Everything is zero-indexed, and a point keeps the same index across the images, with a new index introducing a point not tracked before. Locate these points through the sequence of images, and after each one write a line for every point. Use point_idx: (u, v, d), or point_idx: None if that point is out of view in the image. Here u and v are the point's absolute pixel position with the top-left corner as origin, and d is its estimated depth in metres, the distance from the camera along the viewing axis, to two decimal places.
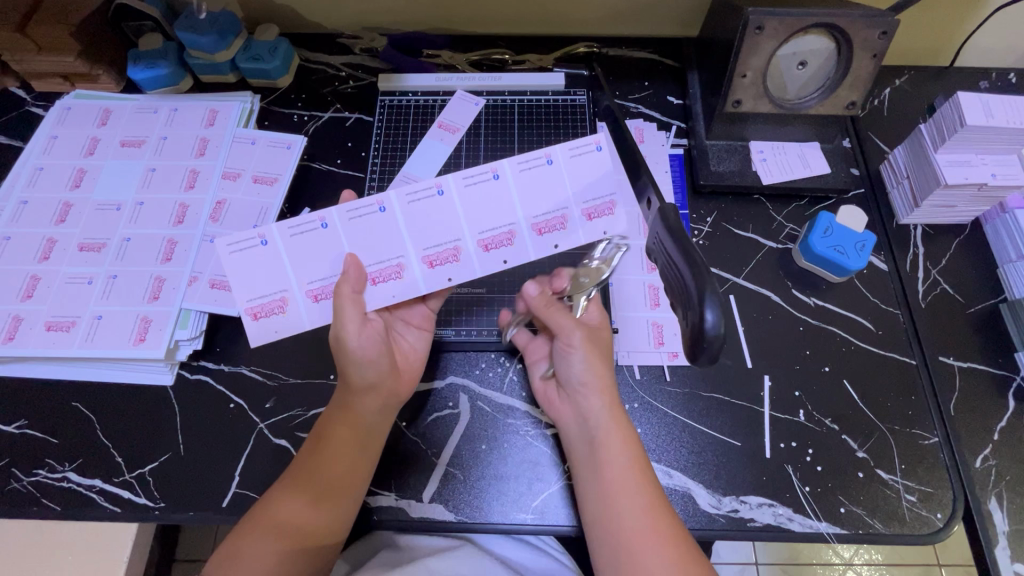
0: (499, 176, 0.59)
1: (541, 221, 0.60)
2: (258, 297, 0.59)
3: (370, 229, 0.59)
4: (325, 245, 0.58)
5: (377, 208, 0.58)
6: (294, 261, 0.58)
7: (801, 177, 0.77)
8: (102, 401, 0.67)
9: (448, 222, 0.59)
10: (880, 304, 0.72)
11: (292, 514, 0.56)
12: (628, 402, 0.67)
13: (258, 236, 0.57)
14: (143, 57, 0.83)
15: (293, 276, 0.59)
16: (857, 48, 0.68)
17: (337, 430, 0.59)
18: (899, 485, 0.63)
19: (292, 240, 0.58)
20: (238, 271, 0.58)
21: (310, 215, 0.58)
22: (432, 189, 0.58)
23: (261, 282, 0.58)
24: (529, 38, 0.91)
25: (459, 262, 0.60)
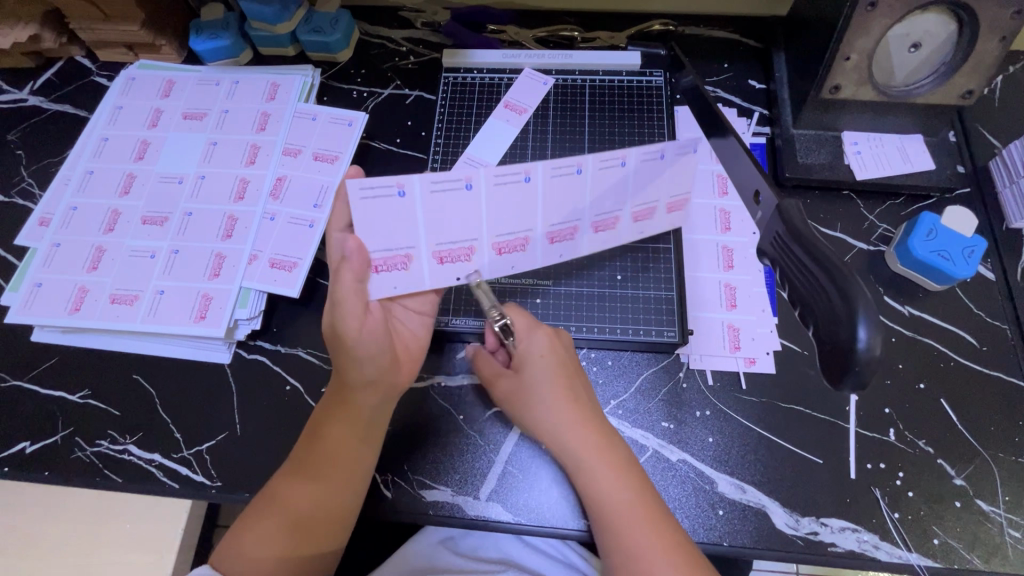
0: (625, 164, 0.54)
1: (639, 209, 0.58)
2: (383, 251, 0.54)
3: (508, 200, 0.54)
4: (463, 205, 0.53)
5: (524, 177, 0.52)
6: (429, 218, 0.53)
7: (900, 173, 0.70)
8: (163, 376, 0.67)
9: (575, 201, 0.56)
10: (984, 317, 0.66)
11: (296, 503, 0.54)
12: (701, 409, 0.63)
13: (396, 187, 0.50)
14: (206, 28, 0.82)
15: (423, 234, 0.54)
16: (984, 30, 0.60)
17: (338, 425, 0.57)
18: (1002, 518, 0.57)
19: (432, 196, 0.51)
20: (364, 220, 0.50)
21: (457, 173, 0.50)
22: (573, 167, 0.53)
23: (391, 234, 0.53)
24: (600, 15, 0.86)
25: (574, 240, 0.59)
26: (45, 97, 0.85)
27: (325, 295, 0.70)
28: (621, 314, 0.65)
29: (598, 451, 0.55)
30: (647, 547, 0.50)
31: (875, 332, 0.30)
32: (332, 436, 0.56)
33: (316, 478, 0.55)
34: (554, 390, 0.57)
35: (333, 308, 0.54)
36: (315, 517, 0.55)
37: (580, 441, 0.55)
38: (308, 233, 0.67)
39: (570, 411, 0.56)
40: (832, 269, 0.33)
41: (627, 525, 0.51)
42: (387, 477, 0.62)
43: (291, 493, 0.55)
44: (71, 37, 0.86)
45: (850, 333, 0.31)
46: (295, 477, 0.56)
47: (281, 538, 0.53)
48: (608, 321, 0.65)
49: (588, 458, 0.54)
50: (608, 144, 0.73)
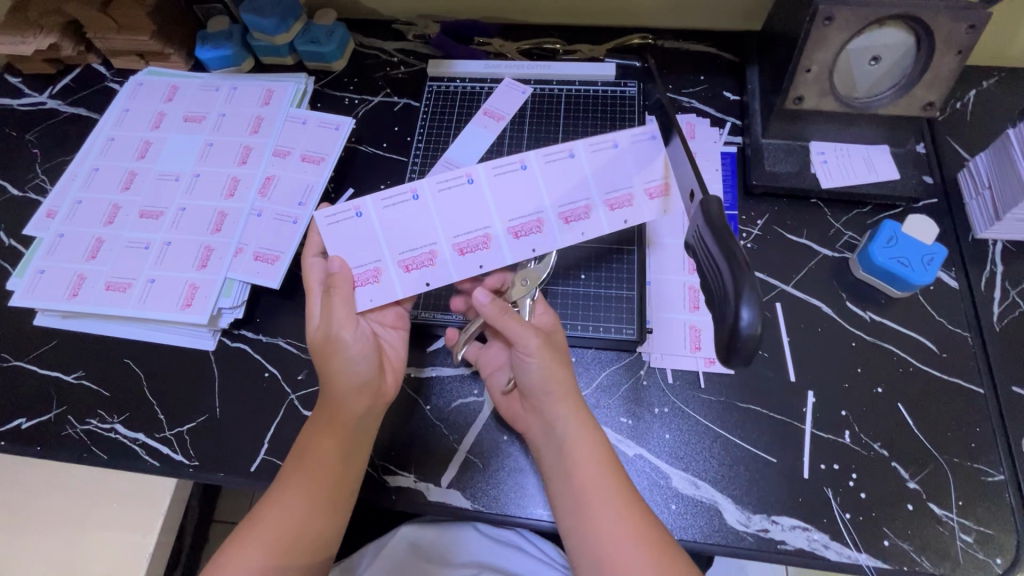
0: (574, 154, 0.61)
1: (612, 197, 0.61)
2: (357, 263, 0.60)
3: (458, 202, 0.60)
4: (416, 216, 0.60)
5: (466, 180, 0.60)
6: (387, 231, 0.60)
7: (866, 182, 0.72)
8: (151, 360, 0.71)
9: (531, 195, 0.61)
10: (946, 323, 0.66)
11: (287, 521, 0.55)
12: (658, 406, 0.64)
13: (353, 208, 0.60)
14: (211, 38, 0.88)
15: (385, 246, 0.60)
16: (939, 44, 0.62)
17: (324, 441, 0.57)
18: (954, 522, 0.57)
19: (384, 212, 0.60)
20: (335, 243, 0.60)
21: (402, 186, 0.60)
22: (516, 164, 0.60)
23: (358, 249, 0.60)
24: (583, 29, 0.90)
25: (543, 233, 0.61)
26: (62, 100, 0.91)
27: (306, 289, 0.73)
28: (586, 312, 0.67)
29: (575, 417, 0.57)
30: (603, 499, 0.53)
31: (761, 314, 0.33)
32: (322, 454, 0.57)
33: (307, 495, 0.56)
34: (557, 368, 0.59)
35: (326, 318, 0.59)
36: (310, 531, 0.56)
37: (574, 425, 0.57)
38: (291, 229, 0.71)
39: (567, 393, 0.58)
40: (736, 258, 0.35)
41: (590, 486, 0.54)
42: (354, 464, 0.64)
43: (281, 513, 0.55)
44: (88, 46, 0.92)
45: (733, 310, 0.33)
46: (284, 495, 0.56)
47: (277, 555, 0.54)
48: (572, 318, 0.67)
49: (575, 446, 0.56)
50: None
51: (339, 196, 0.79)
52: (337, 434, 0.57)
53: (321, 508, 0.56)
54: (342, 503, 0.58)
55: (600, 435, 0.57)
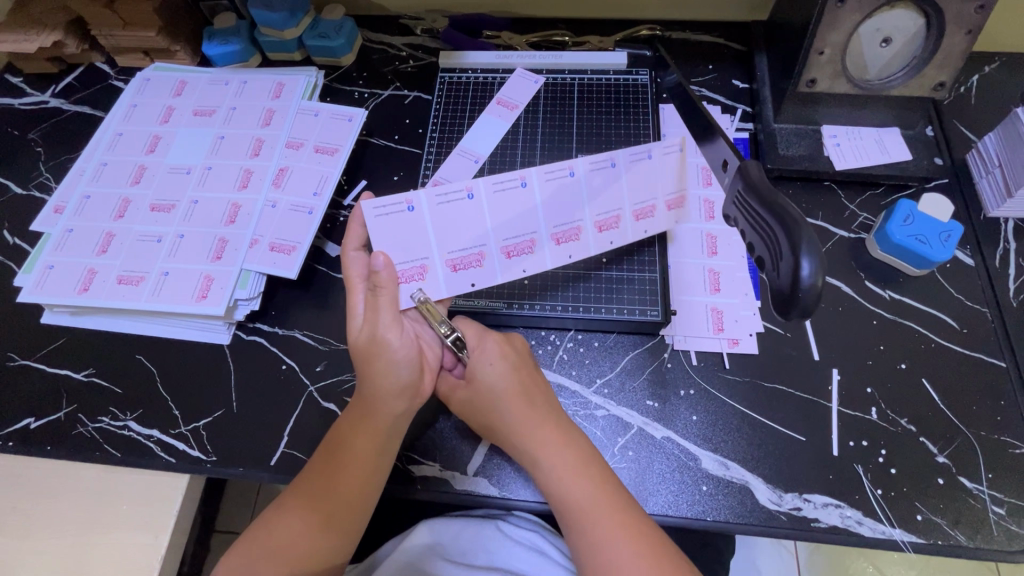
0: (615, 164, 0.61)
1: (637, 208, 0.63)
2: (404, 262, 0.59)
3: (510, 206, 0.60)
4: (469, 216, 0.60)
5: (520, 183, 0.60)
6: (439, 230, 0.59)
7: (879, 164, 0.73)
8: (164, 355, 0.69)
9: (573, 202, 0.61)
10: (964, 300, 0.67)
11: (290, 535, 0.54)
12: (685, 388, 0.64)
13: (406, 203, 0.57)
14: (218, 35, 0.87)
15: (435, 245, 0.59)
16: (950, 23, 0.63)
17: (356, 443, 0.56)
18: (985, 495, 0.57)
19: (438, 208, 0.58)
20: (382, 237, 0.58)
21: (459, 184, 0.58)
22: (565, 171, 0.60)
23: (407, 248, 0.59)
24: (590, 22, 0.91)
25: (578, 241, 0.63)
26: (65, 99, 0.90)
27: (322, 280, 0.73)
28: (607, 294, 0.66)
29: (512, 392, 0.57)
30: (607, 532, 0.51)
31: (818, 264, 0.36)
32: (340, 468, 0.55)
33: (315, 512, 0.55)
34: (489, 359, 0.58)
35: (370, 318, 0.57)
36: (309, 551, 0.54)
37: (509, 392, 0.57)
38: (307, 219, 0.70)
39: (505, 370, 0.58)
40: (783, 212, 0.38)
41: (544, 446, 0.56)
42: None
43: (287, 526, 0.54)
44: (92, 45, 0.91)
45: (798, 265, 0.36)
46: (291, 506, 0.55)
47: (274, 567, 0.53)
48: (593, 301, 0.66)
49: (515, 409, 0.57)
50: (595, 138, 0.75)
51: (352, 188, 0.78)
52: (359, 454, 0.55)
53: (326, 527, 0.55)
54: (347, 527, 0.55)
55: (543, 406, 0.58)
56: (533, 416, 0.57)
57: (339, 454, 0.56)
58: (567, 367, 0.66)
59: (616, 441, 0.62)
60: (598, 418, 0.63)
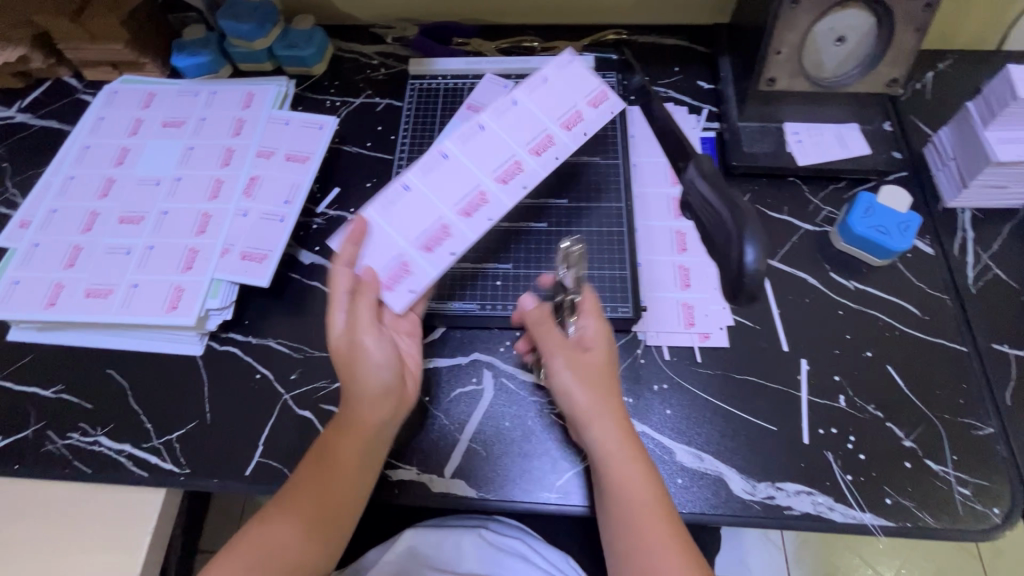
0: (516, 99, 0.64)
1: (564, 117, 0.63)
2: (381, 266, 0.59)
3: (446, 175, 0.61)
4: (416, 203, 0.60)
5: (440, 155, 0.62)
6: (398, 226, 0.60)
7: (840, 159, 0.75)
8: (135, 369, 0.68)
9: (497, 146, 0.62)
10: (926, 288, 0.69)
11: (276, 543, 0.53)
12: (659, 383, 0.65)
13: (356, 222, 0.60)
14: (187, 47, 0.88)
15: (400, 241, 0.59)
16: (899, 21, 0.65)
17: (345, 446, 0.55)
18: (951, 477, 0.59)
19: (385, 211, 0.60)
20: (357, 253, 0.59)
21: (390, 183, 0.61)
22: (472, 125, 0.63)
23: (371, 255, 0.59)
24: (558, 27, 0.93)
25: (524, 171, 0.61)
26: (32, 113, 0.89)
27: (296, 288, 0.73)
28: None
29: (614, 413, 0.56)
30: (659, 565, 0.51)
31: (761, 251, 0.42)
32: (327, 472, 0.55)
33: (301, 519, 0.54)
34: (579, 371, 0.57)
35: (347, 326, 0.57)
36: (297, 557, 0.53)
37: (608, 413, 0.56)
38: (278, 227, 0.70)
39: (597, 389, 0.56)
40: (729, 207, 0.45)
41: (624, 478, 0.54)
42: None
43: (274, 533, 0.54)
44: (59, 59, 0.91)
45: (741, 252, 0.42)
46: (277, 515, 0.54)
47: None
48: None
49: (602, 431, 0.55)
50: None
51: (325, 196, 0.79)
52: (344, 458, 0.55)
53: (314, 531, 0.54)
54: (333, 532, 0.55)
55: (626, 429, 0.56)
56: (614, 439, 0.55)
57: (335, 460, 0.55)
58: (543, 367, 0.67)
59: None
60: None
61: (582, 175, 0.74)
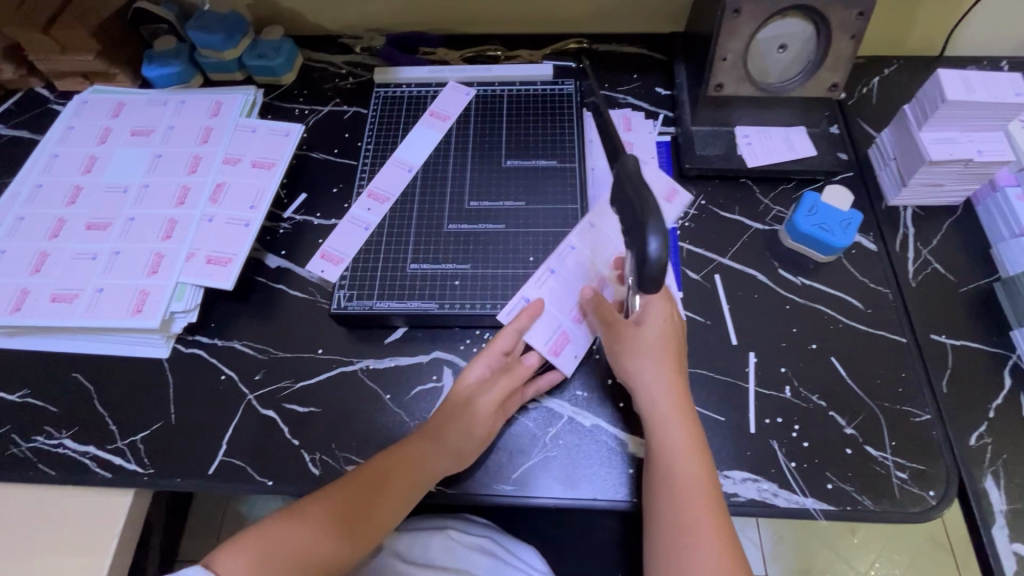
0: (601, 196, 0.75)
1: None
2: (547, 339, 0.66)
3: (571, 266, 0.69)
4: (564, 285, 0.68)
5: (570, 246, 0.70)
6: (563, 300, 0.68)
7: (788, 160, 0.78)
8: (101, 372, 0.69)
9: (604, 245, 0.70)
10: (869, 283, 0.72)
11: (308, 541, 0.56)
12: (612, 377, 0.67)
13: (522, 297, 0.68)
14: (158, 57, 0.90)
15: (557, 312, 0.68)
16: (835, 29, 0.69)
17: (402, 472, 0.59)
18: (890, 462, 0.61)
19: (549, 289, 0.68)
20: (535, 326, 0.66)
21: (539, 268, 0.69)
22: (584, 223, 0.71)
23: (542, 324, 0.67)
24: (522, 36, 0.96)
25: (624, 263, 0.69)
26: (3, 123, 0.91)
27: (262, 291, 0.75)
28: (536, 290, 0.69)
29: (678, 414, 0.59)
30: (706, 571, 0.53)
31: (665, 243, 0.47)
32: (372, 483, 0.59)
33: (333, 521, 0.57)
34: (657, 366, 0.61)
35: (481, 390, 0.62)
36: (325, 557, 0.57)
37: (676, 419, 0.59)
38: (243, 232, 0.72)
39: (671, 390, 0.60)
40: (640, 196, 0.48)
41: (686, 478, 0.56)
42: (315, 455, 0.64)
43: (292, 533, 0.57)
44: (31, 70, 0.92)
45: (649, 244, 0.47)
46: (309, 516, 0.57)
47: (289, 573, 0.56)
48: (523, 297, 0.68)
49: (672, 432, 0.58)
50: (523, 145, 0.79)
51: (292, 202, 0.81)
52: (401, 471, 0.59)
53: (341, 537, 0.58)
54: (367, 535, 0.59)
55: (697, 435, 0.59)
56: (683, 439, 0.58)
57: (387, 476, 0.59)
58: None
59: (547, 431, 0.64)
60: (530, 410, 0.65)
61: (540, 179, 0.76)
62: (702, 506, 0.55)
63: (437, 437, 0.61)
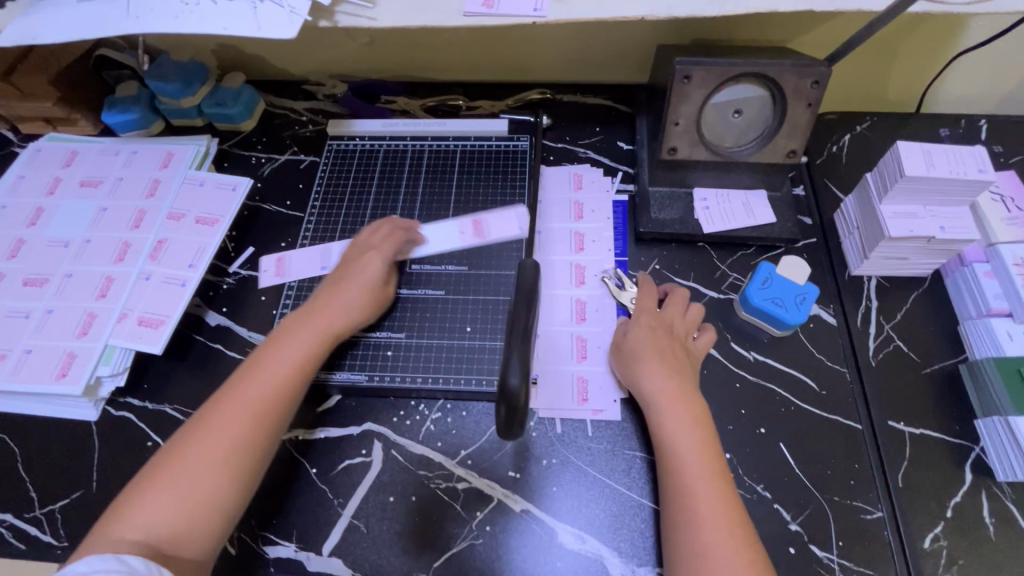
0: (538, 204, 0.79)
1: (572, 213, 0.79)
2: (568, 394, 0.67)
3: (552, 270, 0.74)
4: (557, 333, 0.70)
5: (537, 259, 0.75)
6: (558, 351, 0.69)
7: (745, 226, 0.75)
8: (29, 434, 0.68)
9: (554, 215, 0.79)
10: (825, 360, 0.68)
11: (197, 479, 0.52)
12: (546, 458, 0.64)
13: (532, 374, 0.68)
14: (118, 103, 0.89)
15: (567, 366, 0.68)
16: (790, 97, 0.66)
17: (262, 363, 0.59)
18: (834, 564, 0.57)
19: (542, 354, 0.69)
20: (552, 400, 0.66)
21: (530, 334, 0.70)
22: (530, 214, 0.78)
23: (556, 386, 0.67)
24: (485, 85, 0.94)
25: (584, 220, 0.78)
26: None
27: (198, 351, 0.73)
28: (468, 365, 0.67)
29: (678, 397, 0.59)
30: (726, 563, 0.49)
31: (525, 378, 0.47)
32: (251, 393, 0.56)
33: (218, 453, 0.53)
34: (653, 359, 0.61)
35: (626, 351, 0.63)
36: (228, 502, 0.53)
37: (671, 402, 0.59)
38: (179, 292, 0.71)
39: (668, 380, 0.60)
40: (517, 329, 0.50)
41: (688, 461, 0.55)
42: (233, 533, 0.62)
43: (179, 496, 0.51)
44: None
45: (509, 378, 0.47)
46: (193, 456, 0.53)
47: (178, 533, 0.50)
48: (455, 372, 0.67)
49: (671, 417, 0.58)
50: (471, 205, 0.78)
51: (237, 256, 0.79)
52: (266, 368, 0.58)
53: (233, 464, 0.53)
54: (263, 462, 0.55)
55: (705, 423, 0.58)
56: (684, 423, 0.57)
57: (254, 374, 0.58)
58: (433, 439, 0.66)
59: (475, 516, 0.62)
60: (459, 491, 0.63)
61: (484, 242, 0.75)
62: (714, 494, 0.53)
63: (308, 317, 0.62)
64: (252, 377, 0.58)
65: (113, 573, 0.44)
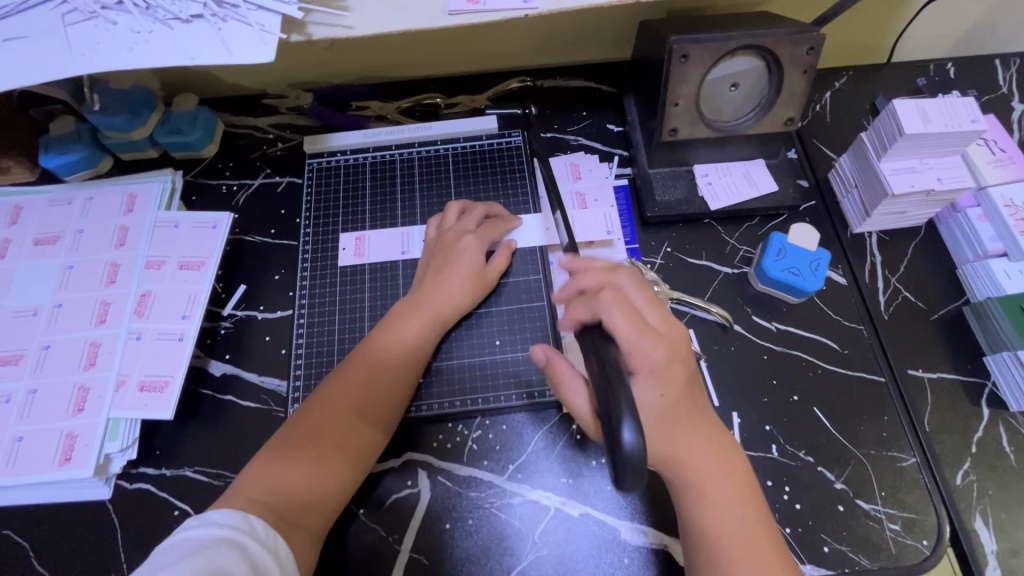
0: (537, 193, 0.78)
1: (574, 200, 0.77)
2: None
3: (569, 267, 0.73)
4: None
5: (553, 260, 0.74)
6: None
7: (749, 198, 0.75)
8: (39, 526, 0.62)
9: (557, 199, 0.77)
10: (842, 320, 0.70)
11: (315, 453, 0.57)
12: (595, 459, 0.64)
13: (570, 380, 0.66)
14: (54, 143, 0.79)
15: None
16: (786, 66, 0.66)
17: (374, 348, 0.63)
18: (881, 514, 0.60)
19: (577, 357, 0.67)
20: None
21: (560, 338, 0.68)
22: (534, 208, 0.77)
23: None
24: (460, 79, 0.89)
25: (585, 206, 0.77)
26: None
27: (209, 406, 0.68)
28: (501, 380, 0.67)
29: (714, 462, 0.53)
30: None
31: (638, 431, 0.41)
32: (366, 373, 0.61)
33: (346, 426, 0.59)
34: (682, 426, 0.53)
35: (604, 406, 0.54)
36: (344, 477, 0.58)
37: (706, 470, 0.53)
38: (178, 347, 0.65)
39: (701, 448, 0.53)
40: (611, 371, 0.45)
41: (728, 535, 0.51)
42: None
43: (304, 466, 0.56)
44: None
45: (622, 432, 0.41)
46: (311, 434, 0.58)
47: (299, 500, 0.55)
48: (489, 389, 0.66)
49: (704, 488, 0.52)
50: None
51: (230, 297, 0.74)
52: (377, 355, 0.62)
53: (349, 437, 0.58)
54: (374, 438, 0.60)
55: (747, 487, 0.53)
56: (725, 494, 0.52)
57: (369, 359, 0.62)
58: (478, 459, 0.64)
59: (535, 528, 0.61)
60: (515, 507, 0.62)
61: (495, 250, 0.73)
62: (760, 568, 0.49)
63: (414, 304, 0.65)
64: (364, 362, 0.62)
65: (233, 530, 0.49)
